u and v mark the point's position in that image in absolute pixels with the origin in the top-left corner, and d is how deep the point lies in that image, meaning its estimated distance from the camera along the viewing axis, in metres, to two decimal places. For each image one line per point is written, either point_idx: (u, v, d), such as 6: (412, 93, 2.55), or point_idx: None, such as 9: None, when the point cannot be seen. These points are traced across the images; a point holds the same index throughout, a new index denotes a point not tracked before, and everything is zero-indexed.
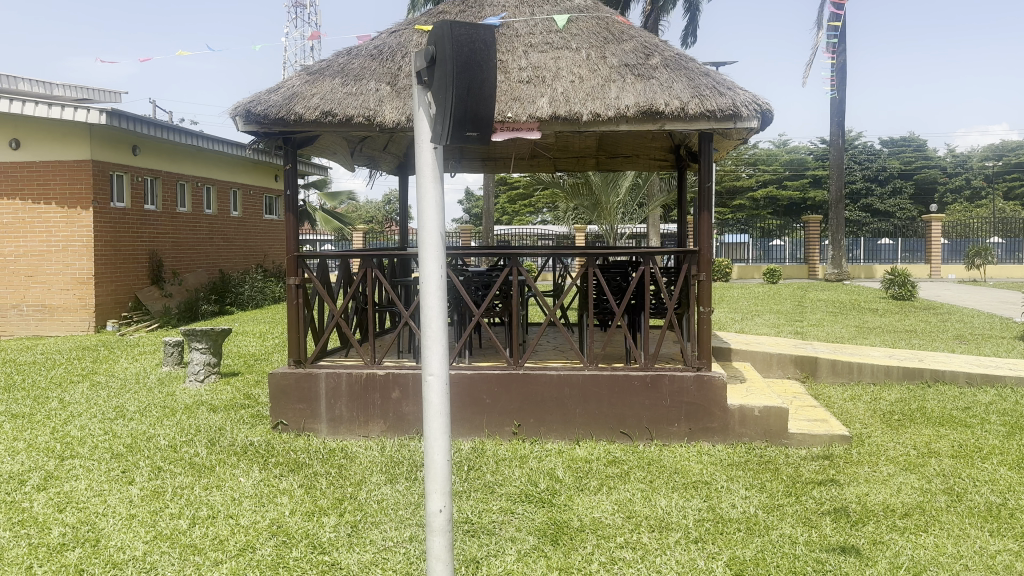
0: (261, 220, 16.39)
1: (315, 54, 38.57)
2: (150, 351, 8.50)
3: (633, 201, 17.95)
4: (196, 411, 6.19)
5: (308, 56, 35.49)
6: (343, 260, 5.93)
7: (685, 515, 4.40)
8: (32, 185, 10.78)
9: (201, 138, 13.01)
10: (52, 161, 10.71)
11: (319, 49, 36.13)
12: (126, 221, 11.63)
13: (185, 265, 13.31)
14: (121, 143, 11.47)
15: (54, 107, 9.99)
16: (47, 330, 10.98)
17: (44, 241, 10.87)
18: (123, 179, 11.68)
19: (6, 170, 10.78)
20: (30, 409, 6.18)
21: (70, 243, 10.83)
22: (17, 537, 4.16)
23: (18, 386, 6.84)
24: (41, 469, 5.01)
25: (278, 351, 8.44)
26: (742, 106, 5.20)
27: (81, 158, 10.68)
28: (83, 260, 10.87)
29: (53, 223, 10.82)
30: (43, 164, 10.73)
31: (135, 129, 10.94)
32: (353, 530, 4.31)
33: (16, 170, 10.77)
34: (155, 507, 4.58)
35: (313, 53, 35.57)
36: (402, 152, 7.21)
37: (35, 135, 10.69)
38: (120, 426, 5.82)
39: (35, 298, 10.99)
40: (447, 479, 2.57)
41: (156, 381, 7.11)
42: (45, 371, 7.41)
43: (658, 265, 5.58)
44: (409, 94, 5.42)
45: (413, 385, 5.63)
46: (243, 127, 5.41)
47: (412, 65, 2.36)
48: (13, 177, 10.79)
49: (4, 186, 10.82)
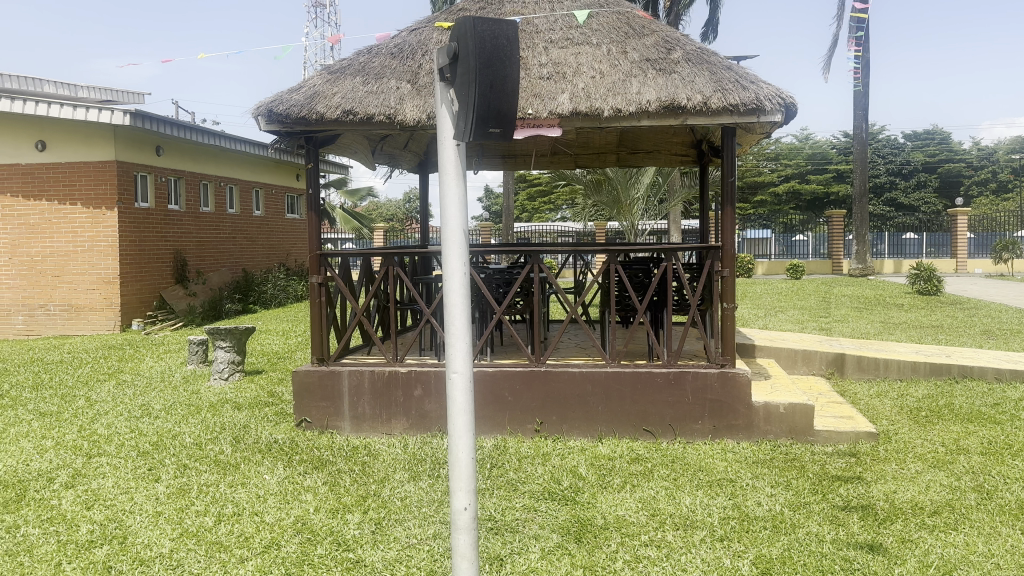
0: (283, 219, 16.49)
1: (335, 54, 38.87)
2: (175, 350, 8.58)
3: (655, 198, 17.85)
4: (221, 409, 6.23)
5: (329, 57, 35.75)
6: (365, 258, 5.94)
7: (710, 513, 4.36)
8: (58, 186, 10.91)
9: (224, 138, 13.08)
10: (78, 162, 10.84)
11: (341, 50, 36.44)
12: (150, 221, 11.74)
13: (209, 264, 13.43)
14: (145, 143, 11.57)
15: (78, 108, 10.10)
16: (72, 329, 11.12)
17: (70, 242, 11.00)
18: (147, 179, 11.79)
19: (33, 171, 10.92)
20: (58, 407, 6.25)
21: (96, 243, 10.97)
22: (46, 534, 4.22)
23: (46, 384, 6.93)
24: (70, 467, 5.07)
25: (301, 349, 8.48)
26: (766, 100, 5.14)
27: (105, 158, 10.79)
28: (108, 260, 11.00)
29: (78, 224, 10.95)
30: (69, 165, 10.86)
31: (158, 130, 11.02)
32: (377, 528, 4.32)
33: (43, 171, 10.91)
34: (181, 504, 4.62)
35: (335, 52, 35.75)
36: (423, 150, 7.20)
37: (61, 137, 10.82)
38: (146, 424, 5.88)
39: (61, 298, 11.13)
40: (472, 476, 2.56)
41: (182, 379, 7.17)
42: (73, 370, 7.50)
43: (680, 261, 5.52)
44: (429, 92, 5.41)
45: (436, 383, 5.62)
46: (265, 127, 5.44)
47: (435, 62, 2.36)
48: (39, 178, 10.92)
49: (30, 187, 10.96)
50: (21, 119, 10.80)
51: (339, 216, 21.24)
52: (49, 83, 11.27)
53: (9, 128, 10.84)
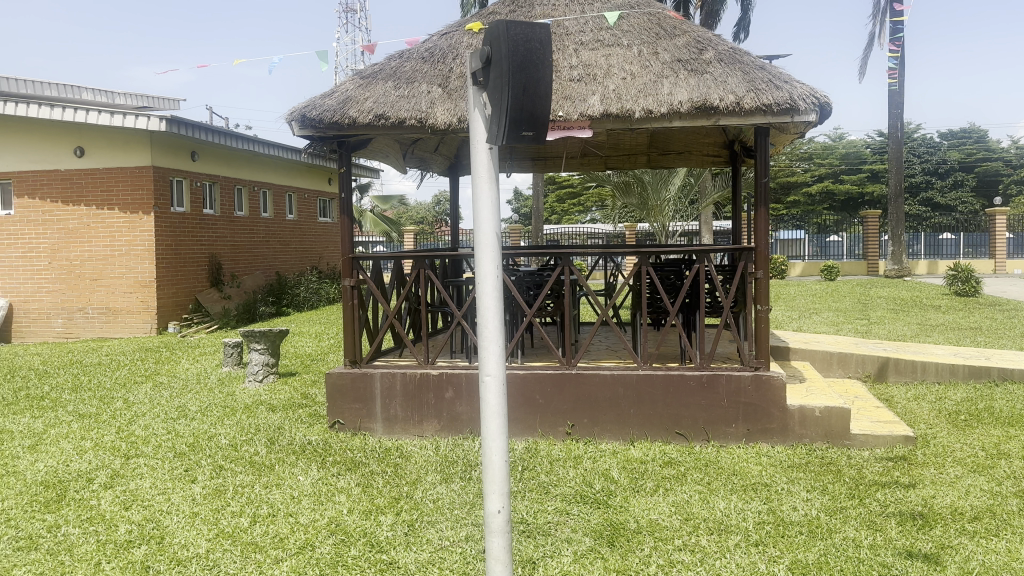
0: (316, 223, 16.67)
1: (364, 57, 39.16)
2: (210, 352, 8.70)
3: (686, 199, 17.73)
4: (256, 410, 6.30)
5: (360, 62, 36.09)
6: (396, 260, 5.96)
7: (745, 517, 4.31)
8: (96, 191, 11.13)
9: (257, 143, 13.25)
10: (115, 168, 11.05)
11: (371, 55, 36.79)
12: (185, 225, 11.92)
13: (243, 267, 13.61)
14: (181, 148, 11.76)
15: (116, 115, 10.30)
16: (111, 332, 11.33)
17: (108, 246, 11.21)
18: (182, 184, 11.98)
19: (72, 177, 11.14)
20: (97, 409, 6.37)
21: (133, 247, 11.15)
22: (86, 533, 4.30)
23: (86, 386, 7.07)
24: (108, 467, 5.16)
25: (334, 351, 8.56)
26: (800, 99, 5.07)
27: (142, 164, 10.98)
28: (145, 264, 11.17)
29: (116, 229, 11.16)
30: (106, 171, 11.06)
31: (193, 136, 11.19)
32: (410, 529, 4.34)
33: (81, 177, 11.13)
34: (217, 504, 4.68)
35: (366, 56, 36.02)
36: (453, 153, 7.22)
37: (99, 143, 11.04)
38: (182, 425, 5.96)
39: (99, 301, 11.34)
40: (505, 479, 2.56)
41: (217, 381, 7.26)
42: (111, 372, 7.64)
43: (713, 263, 5.47)
44: (460, 95, 5.43)
45: (467, 385, 5.64)
46: (298, 132, 5.50)
47: (468, 65, 2.37)
48: (78, 184, 11.15)
49: (69, 193, 11.19)
50: (62, 127, 11.09)
51: (369, 220, 21.41)
52: (87, 90, 11.51)
53: (50, 136, 11.11)
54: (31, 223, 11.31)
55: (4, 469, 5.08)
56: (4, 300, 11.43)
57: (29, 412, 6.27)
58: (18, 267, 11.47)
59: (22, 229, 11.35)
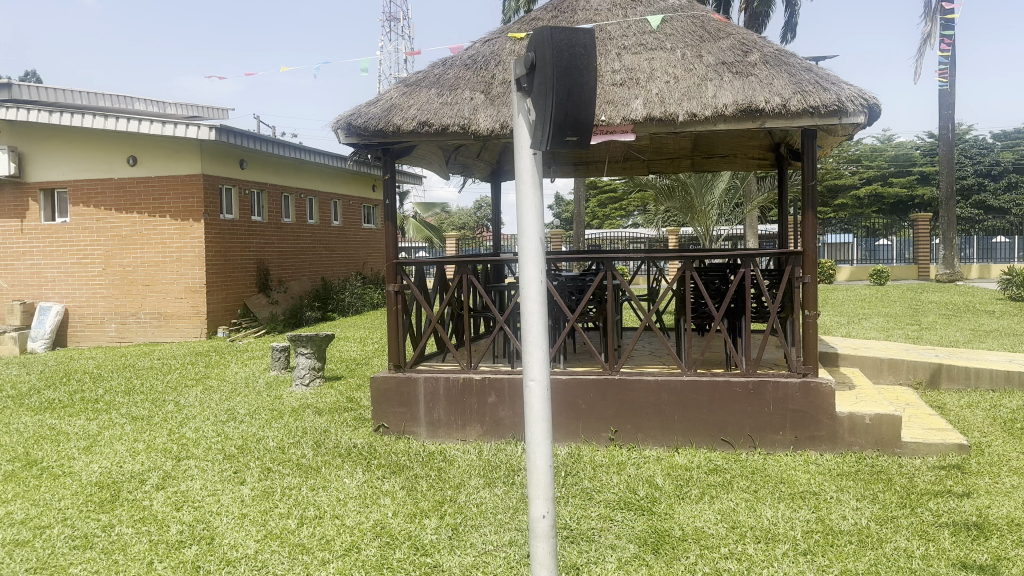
0: (361, 229, 16.89)
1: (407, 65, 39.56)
2: (258, 356, 8.87)
3: (731, 203, 17.53)
4: (303, 414, 6.40)
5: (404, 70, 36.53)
6: (439, 265, 6.00)
7: (793, 526, 4.24)
8: (148, 199, 11.44)
9: (303, 151, 13.48)
10: (167, 177, 11.34)
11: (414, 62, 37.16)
12: (234, 232, 12.18)
13: (290, 273, 13.85)
14: (230, 157, 12.03)
15: (167, 125, 10.58)
16: (163, 337, 11.62)
17: (159, 252, 11.50)
18: (232, 192, 12.25)
19: (125, 186, 11.48)
20: (149, 411, 6.54)
21: (183, 254, 11.43)
22: (139, 533, 4.41)
23: (139, 389, 7.26)
24: (160, 469, 5.29)
25: (378, 356, 8.65)
26: (847, 101, 4.99)
27: (192, 172, 11.26)
28: (195, 270, 11.43)
29: (167, 235, 11.45)
30: (159, 179, 11.37)
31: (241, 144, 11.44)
32: (454, 533, 4.36)
33: (134, 186, 11.46)
34: (265, 506, 4.76)
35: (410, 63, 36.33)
36: (496, 158, 7.25)
37: (152, 152, 11.35)
38: (231, 428, 6.09)
39: (151, 306, 11.64)
40: (550, 484, 2.56)
41: (265, 385, 7.39)
42: (163, 375, 7.84)
43: (759, 268, 5.39)
44: (502, 101, 5.46)
45: (510, 390, 5.65)
46: (344, 140, 5.59)
47: (512, 73, 2.40)
48: (131, 192, 11.48)
49: (123, 201, 11.53)
50: (116, 137, 11.42)
51: (412, 226, 21.63)
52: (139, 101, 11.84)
53: (106, 146, 11.47)
54: (86, 231, 11.68)
55: (61, 470, 5.24)
56: (61, 306, 11.79)
57: (85, 414, 6.46)
58: (74, 274, 11.83)
59: (78, 236, 11.72)
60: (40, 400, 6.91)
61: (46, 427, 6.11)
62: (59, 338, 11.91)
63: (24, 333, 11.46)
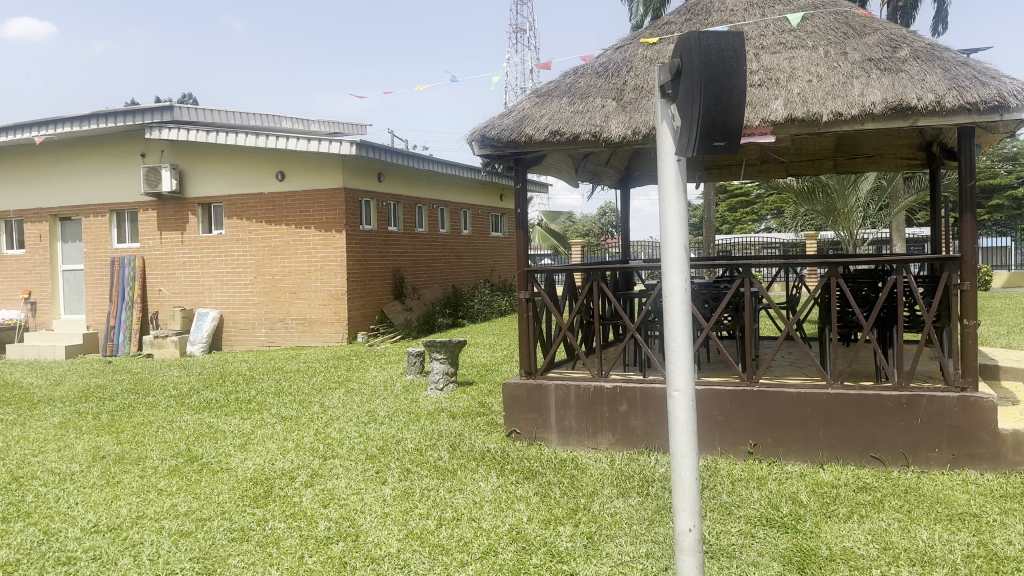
0: (489, 238, 17.23)
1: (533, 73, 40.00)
2: (395, 361, 9.21)
3: (876, 204, 16.56)
4: (438, 417, 6.59)
5: (530, 79, 36.96)
6: (568, 273, 6.02)
7: (952, 549, 3.98)
8: (296, 212, 12.10)
9: (436, 162, 13.89)
10: (312, 191, 11.97)
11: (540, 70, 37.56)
12: (372, 241, 12.70)
13: (423, 280, 14.27)
14: (369, 170, 12.57)
15: (315, 141, 11.16)
16: (309, 341, 12.23)
17: (305, 262, 12.13)
18: (371, 204, 12.80)
19: (275, 200, 12.18)
20: (297, 412, 6.92)
21: (327, 262, 12.01)
22: (291, 528, 4.66)
23: (287, 390, 7.70)
24: (309, 467, 5.58)
25: (508, 362, 8.78)
26: (1011, 96, 4.66)
27: (335, 186, 11.84)
28: (338, 278, 11.99)
29: (312, 245, 12.08)
30: (305, 194, 12.02)
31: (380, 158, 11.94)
32: (589, 542, 4.35)
33: (284, 200, 12.14)
34: (406, 506, 4.93)
35: (536, 71, 36.45)
36: (624, 163, 7.21)
37: (300, 168, 12.01)
38: (372, 429, 6.34)
39: (298, 312, 12.28)
40: (695, 497, 2.52)
41: (402, 389, 7.66)
42: (309, 377, 8.28)
43: (911, 274, 5.09)
44: (635, 108, 5.42)
45: (643, 399, 5.59)
46: (478, 152, 5.72)
47: (657, 80, 2.40)
48: (280, 206, 12.17)
49: (272, 214, 12.24)
50: (267, 154, 12.16)
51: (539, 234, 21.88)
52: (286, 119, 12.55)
53: (258, 163, 12.23)
54: (240, 242, 12.48)
55: (220, 465, 5.62)
56: (216, 313, 12.60)
57: (239, 413, 6.91)
58: (227, 282, 12.63)
59: (233, 247, 12.53)
60: (200, 399, 7.45)
61: (206, 425, 6.58)
62: (214, 342, 12.72)
63: (185, 337, 12.33)
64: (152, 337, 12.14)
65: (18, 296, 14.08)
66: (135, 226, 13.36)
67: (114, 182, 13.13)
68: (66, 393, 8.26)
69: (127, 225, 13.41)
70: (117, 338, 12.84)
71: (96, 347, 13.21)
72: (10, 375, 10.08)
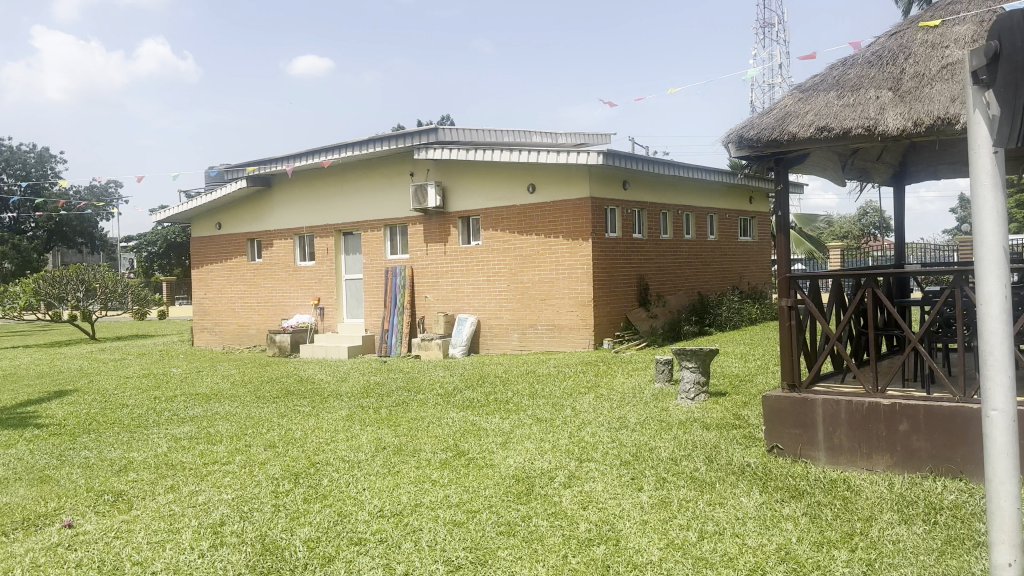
0: (736, 243, 16.71)
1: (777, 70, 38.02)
2: (643, 368, 9.20)
3: None
4: (691, 427, 6.47)
5: (777, 77, 35.15)
6: (835, 279, 5.63)
7: None
8: (546, 222, 12.55)
9: (683, 168, 13.75)
10: (560, 201, 12.35)
11: (787, 66, 35.62)
12: (618, 249, 12.83)
13: (669, 287, 14.15)
14: (615, 179, 12.74)
15: (564, 153, 11.56)
16: (557, 346, 12.56)
17: (554, 270, 12.52)
18: (617, 212, 12.95)
19: (527, 211, 12.74)
20: (551, 414, 7.18)
21: (574, 270, 12.30)
22: (554, 527, 4.79)
23: (540, 393, 8.03)
24: (566, 469, 5.72)
25: (762, 373, 8.40)
26: None
27: (582, 196, 12.11)
28: (585, 285, 12.20)
29: (559, 254, 12.46)
30: (553, 204, 12.44)
31: (627, 167, 12.06)
32: (869, 569, 4.00)
33: (534, 211, 12.66)
34: (665, 515, 4.87)
35: (785, 65, 34.26)
36: (897, 160, 6.62)
37: (550, 180, 12.46)
38: (625, 436, 6.37)
39: (546, 318, 12.69)
40: (1015, 530, 2.38)
41: (652, 396, 7.64)
42: (559, 382, 8.56)
43: None
44: (915, 97, 4.95)
45: (927, 418, 5.07)
46: (735, 153, 5.54)
47: (967, 68, 2.34)
48: (530, 216, 12.70)
49: (524, 224, 12.80)
50: (518, 168, 12.78)
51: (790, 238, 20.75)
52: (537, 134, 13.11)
53: (510, 176, 12.89)
54: (495, 252, 13.19)
55: (484, 461, 5.95)
56: (473, 317, 13.39)
57: (498, 413, 7.31)
58: (481, 290, 13.39)
59: (488, 256, 13.28)
60: (464, 399, 7.97)
61: (470, 422, 7.02)
62: (472, 345, 13.49)
63: (448, 340, 13.28)
64: (419, 340, 13.26)
65: (309, 302, 15.78)
66: (405, 239, 14.58)
67: (389, 199, 14.47)
68: (348, 389, 9.27)
69: (398, 238, 14.67)
70: (391, 339, 14.22)
71: (372, 347, 14.65)
72: (302, 371, 11.57)
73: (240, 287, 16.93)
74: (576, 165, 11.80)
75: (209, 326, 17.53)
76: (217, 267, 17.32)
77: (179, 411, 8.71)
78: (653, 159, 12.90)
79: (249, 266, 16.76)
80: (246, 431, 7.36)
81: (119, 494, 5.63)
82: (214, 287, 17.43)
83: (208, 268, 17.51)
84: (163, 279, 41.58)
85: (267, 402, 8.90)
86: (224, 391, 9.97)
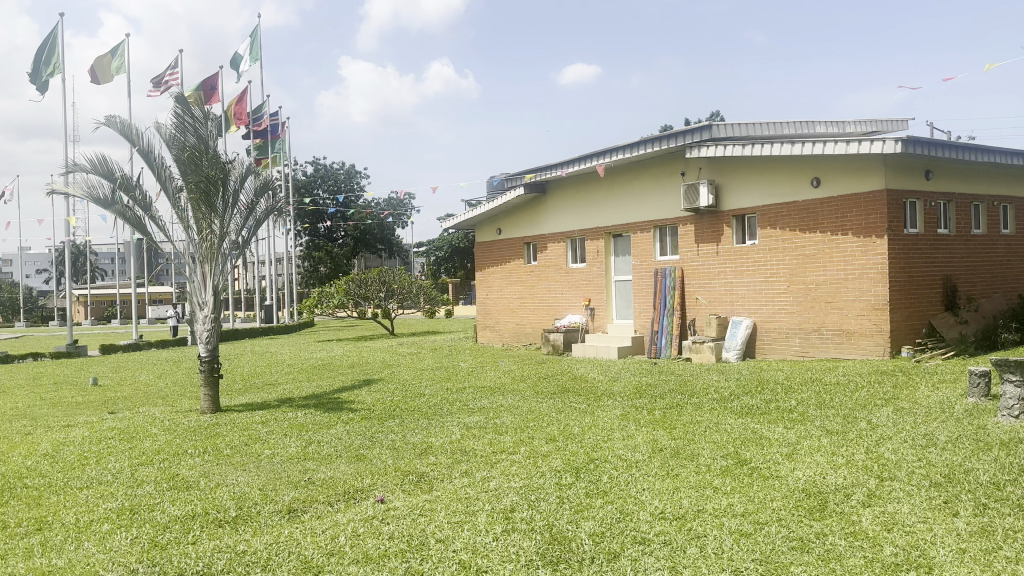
0: None
1: None
2: (952, 380, 8.19)
3: None
4: (1016, 449, 5.65)
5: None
6: None
7: None
8: (831, 219, 11.70)
9: (1001, 154, 12.02)
10: (848, 195, 11.44)
11: None
12: (918, 246, 11.53)
13: (982, 290, 12.41)
14: (916, 169, 11.50)
15: (853, 143, 10.73)
16: (845, 352, 11.58)
17: (842, 270, 11.58)
18: (917, 206, 11.68)
19: (808, 207, 12.00)
20: (842, 426, 6.74)
21: (866, 270, 11.27)
22: (852, 547, 4.43)
23: (829, 404, 7.58)
24: (864, 486, 5.28)
25: None
26: None
27: (875, 188, 11.11)
28: (878, 286, 11.10)
29: (849, 252, 11.50)
30: (840, 199, 11.56)
31: (930, 154, 10.84)
32: None
33: (817, 206, 11.88)
34: (989, 546, 4.28)
35: None
36: None
37: (836, 173, 11.61)
38: (933, 454, 5.73)
39: (833, 322, 11.74)
40: None
41: (965, 412, 6.80)
42: (851, 393, 7.97)
43: None
44: None
45: None
46: None
47: None
48: (813, 213, 11.93)
49: (805, 222, 12.07)
50: (801, 162, 12.10)
51: None
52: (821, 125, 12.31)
53: (792, 171, 12.23)
54: (773, 251, 12.57)
55: (769, 472, 5.73)
56: (749, 320, 12.86)
57: (782, 422, 7.10)
58: (759, 291, 12.83)
59: (765, 256, 12.71)
60: (742, 404, 7.99)
61: (752, 430, 6.94)
62: (747, 350, 12.93)
63: (721, 343, 12.85)
64: (692, 342, 13.04)
65: (581, 303, 16.30)
66: (675, 239, 14.48)
67: (661, 199, 14.49)
68: (622, 389, 9.69)
69: (668, 238, 14.60)
70: (661, 341, 14.15)
71: (641, 349, 14.73)
72: (578, 369, 12.02)
73: (518, 288, 17.88)
74: (868, 155, 10.87)
75: (489, 325, 18.72)
76: (497, 270, 18.48)
77: (469, 401, 9.59)
78: (963, 145, 11.45)
79: (525, 269, 17.68)
80: (528, 424, 8.02)
81: (421, 475, 6.26)
82: (494, 288, 18.58)
83: (489, 270, 18.72)
84: (449, 283, 46.11)
85: (545, 398, 9.60)
86: (507, 386, 10.72)
